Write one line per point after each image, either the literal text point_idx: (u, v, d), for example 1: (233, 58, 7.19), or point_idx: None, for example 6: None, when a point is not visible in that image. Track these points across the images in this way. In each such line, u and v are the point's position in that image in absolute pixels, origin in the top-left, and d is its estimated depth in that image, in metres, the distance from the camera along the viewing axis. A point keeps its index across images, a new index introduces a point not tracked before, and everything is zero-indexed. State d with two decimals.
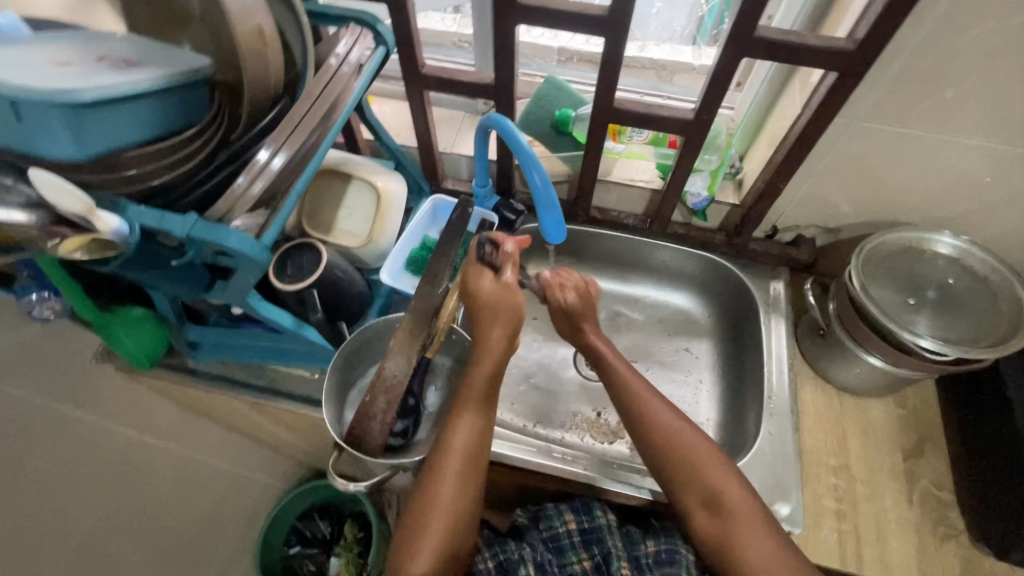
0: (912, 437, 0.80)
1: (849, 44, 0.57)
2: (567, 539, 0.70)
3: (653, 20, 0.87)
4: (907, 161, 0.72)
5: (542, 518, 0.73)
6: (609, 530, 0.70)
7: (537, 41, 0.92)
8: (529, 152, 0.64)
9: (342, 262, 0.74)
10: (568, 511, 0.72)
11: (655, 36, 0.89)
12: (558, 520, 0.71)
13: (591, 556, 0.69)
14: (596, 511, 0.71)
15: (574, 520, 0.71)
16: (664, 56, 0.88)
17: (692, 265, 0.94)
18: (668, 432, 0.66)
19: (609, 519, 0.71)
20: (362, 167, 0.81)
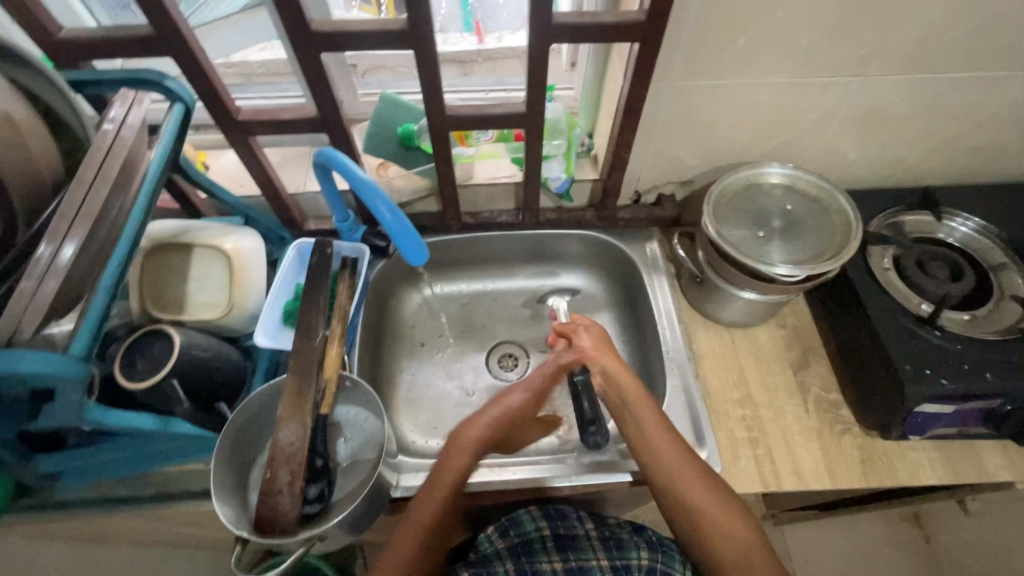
0: (797, 351, 0.88)
1: (639, 15, 0.60)
2: (541, 543, 0.71)
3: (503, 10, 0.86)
4: (726, 108, 0.78)
5: (514, 524, 0.73)
6: (589, 538, 0.72)
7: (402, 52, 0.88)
8: (366, 183, 0.62)
9: (202, 338, 0.68)
10: (542, 517, 0.74)
11: (509, 26, 0.89)
12: (530, 526, 0.73)
13: (564, 559, 0.69)
14: (573, 520, 0.74)
15: (547, 526, 0.73)
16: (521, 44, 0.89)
17: (575, 246, 0.96)
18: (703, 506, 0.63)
19: (587, 527, 0.73)
20: (202, 231, 0.74)
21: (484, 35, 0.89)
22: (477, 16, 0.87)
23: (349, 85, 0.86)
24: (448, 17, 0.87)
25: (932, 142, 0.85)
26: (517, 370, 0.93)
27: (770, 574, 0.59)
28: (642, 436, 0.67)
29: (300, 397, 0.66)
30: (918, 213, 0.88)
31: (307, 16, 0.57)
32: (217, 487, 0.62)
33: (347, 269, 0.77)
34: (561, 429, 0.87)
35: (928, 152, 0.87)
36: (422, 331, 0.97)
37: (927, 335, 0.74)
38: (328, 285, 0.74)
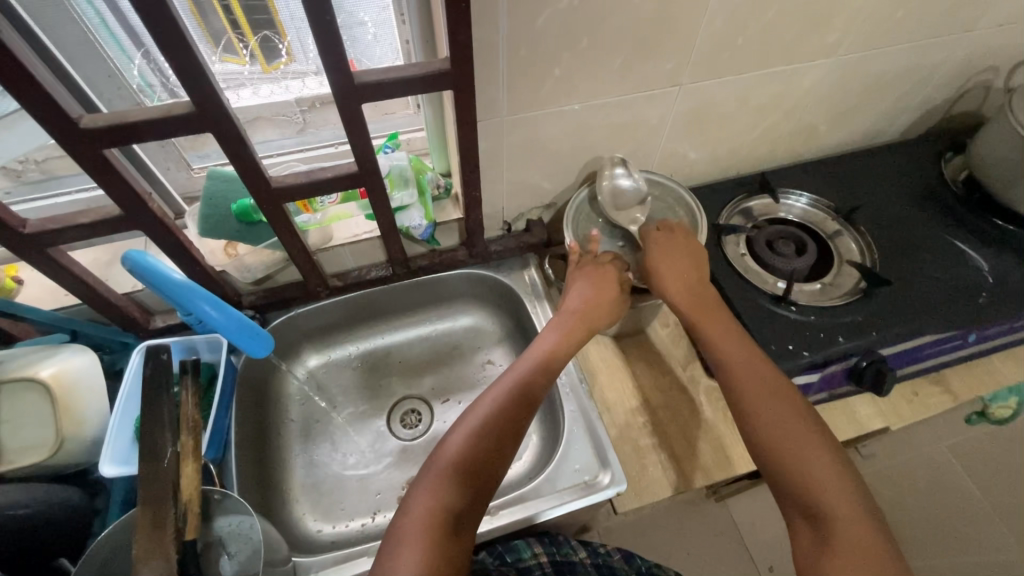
0: (683, 347, 0.91)
1: (444, 63, 0.59)
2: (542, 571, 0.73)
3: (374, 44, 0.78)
4: (565, 131, 0.80)
5: (512, 552, 0.74)
6: (586, 566, 0.77)
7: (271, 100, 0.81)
8: (190, 292, 0.62)
9: (23, 492, 0.58)
10: (537, 544, 0.76)
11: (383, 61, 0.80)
12: (528, 553, 0.74)
13: None
14: (569, 548, 0.78)
15: (545, 553, 0.75)
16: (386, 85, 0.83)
17: (457, 284, 0.95)
18: (784, 443, 0.60)
19: (583, 555, 0.78)
20: (14, 364, 0.64)
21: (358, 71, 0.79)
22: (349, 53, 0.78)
23: (172, 163, 0.79)
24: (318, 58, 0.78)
25: (757, 131, 0.92)
26: (422, 426, 0.90)
27: (862, 528, 0.53)
28: (747, 378, 0.65)
29: (158, 528, 0.58)
30: (760, 196, 0.95)
31: (71, 113, 0.51)
32: None
33: (189, 377, 0.70)
34: None
35: (756, 140, 0.94)
36: (313, 406, 0.90)
37: (785, 312, 0.79)
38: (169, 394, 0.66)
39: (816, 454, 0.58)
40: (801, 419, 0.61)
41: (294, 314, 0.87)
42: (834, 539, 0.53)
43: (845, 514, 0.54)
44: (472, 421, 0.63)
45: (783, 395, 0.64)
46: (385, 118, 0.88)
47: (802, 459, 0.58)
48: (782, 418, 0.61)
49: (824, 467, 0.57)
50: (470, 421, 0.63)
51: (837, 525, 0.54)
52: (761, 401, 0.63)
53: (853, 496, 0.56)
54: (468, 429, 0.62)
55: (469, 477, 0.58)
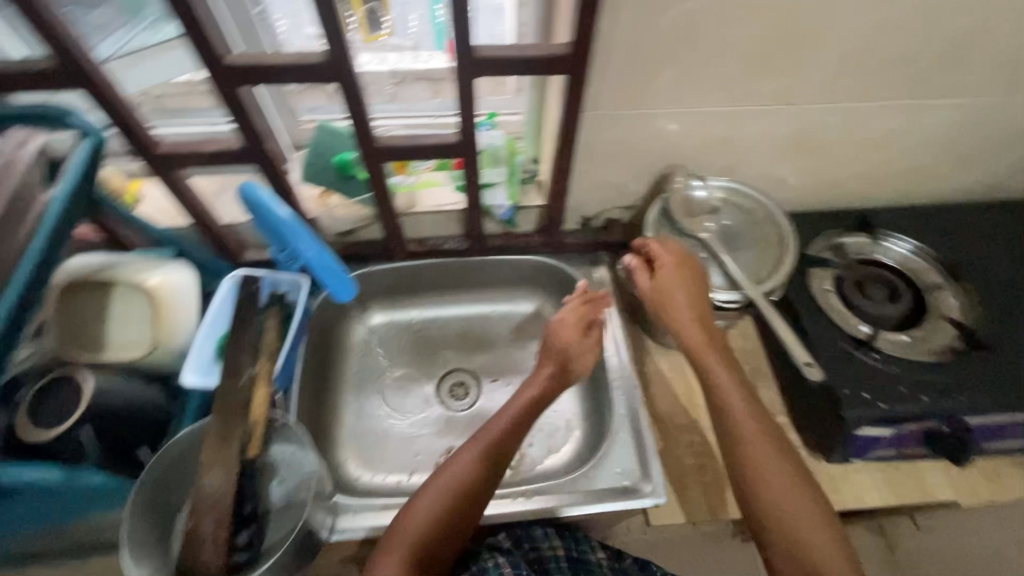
0: (745, 375, 0.88)
1: (564, 48, 0.60)
2: (555, 563, 0.69)
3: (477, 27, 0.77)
4: (665, 135, 0.79)
5: (530, 538, 0.71)
6: (599, 566, 0.72)
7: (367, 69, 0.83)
8: (289, 225, 0.67)
9: (120, 382, 0.64)
10: (557, 536, 0.72)
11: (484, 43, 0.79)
12: (544, 542, 0.71)
13: None
14: (586, 545, 0.73)
15: (562, 546, 0.71)
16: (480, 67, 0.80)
17: (526, 271, 0.94)
18: (781, 500, 0.57)
19: (599, 554, 0.73)
20: (129, 266, 0.70)
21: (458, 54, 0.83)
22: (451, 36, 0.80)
23: (283, 109, 0.83)
24: (419, 34, 0.81)
25: (865, 166, 0.87)
26: (469, 400, 0.91)
27: None
28: (742, 429, 0.62)
29: (226, 440, 0.63)
30: (856, 235, 0.89)
31: (219, 50, 0.56)
32: (128, 541, 0.58)
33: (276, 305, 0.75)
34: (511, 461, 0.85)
35: (862, 175, 0.89)
36: (370, 359, 0.94)
37: (866, 358, 0.75)
38: (257, 320, 0.72)
39: (821, 541, 0.55)
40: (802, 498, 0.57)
41: (370, 270, 0.90)
42: None
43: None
44: (456, 463, 0.64)
45: (776, 447, 0.60)
46: (487, 96, 0.89)
47: (794, 521, 0.56)
48: (778, 474, 0.59)
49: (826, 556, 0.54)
50: (459, 460, 0.64)
51: None
52: (762, 465, 0.59)
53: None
54: (454, 470, 0.63)
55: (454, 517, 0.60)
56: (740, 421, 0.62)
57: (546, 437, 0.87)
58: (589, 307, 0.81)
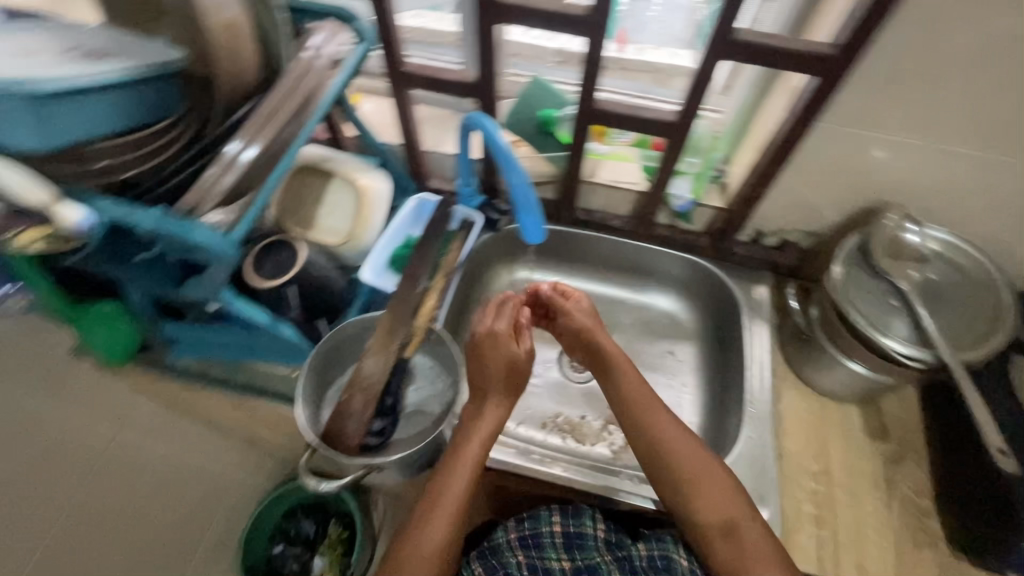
0: (892, 443, 0.80)
1: (831, 48, 0.57)
2: (549, 538, 0.64)
3: (649, 25, 0.86)
4: (890, 165, 0.73)
5: (529, 516, 0.67)
6: (597, 539, 0.64)
7: (535, 43, 0.88)
8: (506, 150, 0.64)
9: (322, 260, 0.73)
10: (556, 512, 0.66)
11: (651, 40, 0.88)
12: (544, 521, 0.66)
13: (572, 558, 0.62)
14: (585, 517, 0.66)
15: (559, 522, 0.65)
16: (659, 60, 0.88)
17: (679, 269, 0.93)
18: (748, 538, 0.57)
19: (598, 525, 0.65)
20: (345, 164, 0.79)
21: (627, 44, 0.89)
22: (626, 24, 0.87)
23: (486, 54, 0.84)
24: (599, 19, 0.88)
25: None
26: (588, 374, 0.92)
27: None
28: (678, 461, 0.61)
29: (389, 335, 0.69)
30: None
31: None
32: (302, 396, 0.67)
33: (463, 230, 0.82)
34: (616, 444, 0.86)
35: None
36: None
37: None
38: (439, 241, 0.78)
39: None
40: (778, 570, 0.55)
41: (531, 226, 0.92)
42: None
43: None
44: (436, 515, 0.57)
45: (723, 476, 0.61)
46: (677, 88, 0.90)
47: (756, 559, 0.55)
48: (736, 500, 0.59)
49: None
50: (433, 516, 0.57)
51: None
52: (713, 499, 0.59)
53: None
54: (440, 522, 0.56)
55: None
56: (677, 453, 0.62)
57: None
58: (524, 343, 0.68)
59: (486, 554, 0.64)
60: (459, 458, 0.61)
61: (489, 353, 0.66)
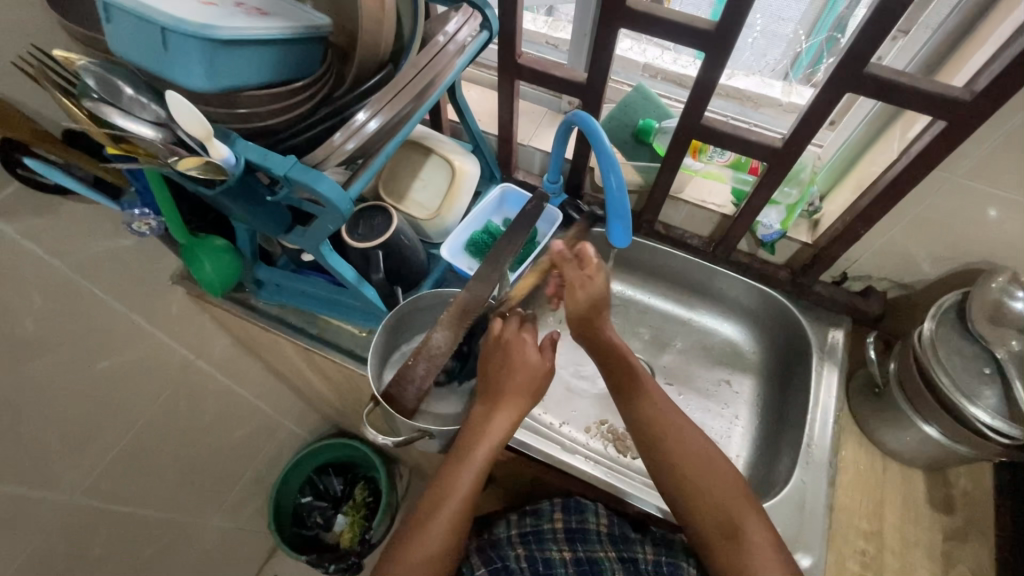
0: (956, 519, 0.76)
1: (965, 94, 0.55)
2: (551, 533, 0.75)
3: (747, 49, 0.89)
4: (1006, 226, 0.69)
5: (534, 512, 0.79)
6: (598, 534, 0.74)
7: (625, 54, 0.92)
8: (610, 154, 0.66)
9: (409, 231, 0.76)
10: (558, 510, 0.77)
11: (744, 66, 0.90)
12: (546, 517, 0.77)
13: (573, 550, 0.72)
14: (587, 514, 0.76)
15: (560, 519, 0.76)
16: (750, 86, 0.88)
17: (750, 298, 0.91)
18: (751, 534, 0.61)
19: (600, 521, 0.75)
20: (442, 144, 0.82)
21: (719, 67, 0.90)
22: None
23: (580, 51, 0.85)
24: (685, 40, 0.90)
25: None
26: None
27: None
28: (675, 454, 0.65)
29: (464, 316, 0.71)
30: None
31: None
32: (373, 354, 0.72)
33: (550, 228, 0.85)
34: None
35: None
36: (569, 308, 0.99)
37: None
38: (527, 232, 0.80)
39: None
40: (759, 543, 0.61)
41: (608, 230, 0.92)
42: None
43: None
44: (437, 514, 0.63)
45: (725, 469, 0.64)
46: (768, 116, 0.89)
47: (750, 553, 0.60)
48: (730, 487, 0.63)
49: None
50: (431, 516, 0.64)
51: None
52: (708, 493, 0.63)
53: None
54: (439, 522, 0.63)
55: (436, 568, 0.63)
56: (678, 443, 0.66)
57: None
58: (547, 360, 0.69)
59: (487, 546, 0.75)
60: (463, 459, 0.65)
61: (515, 365, 0.67)
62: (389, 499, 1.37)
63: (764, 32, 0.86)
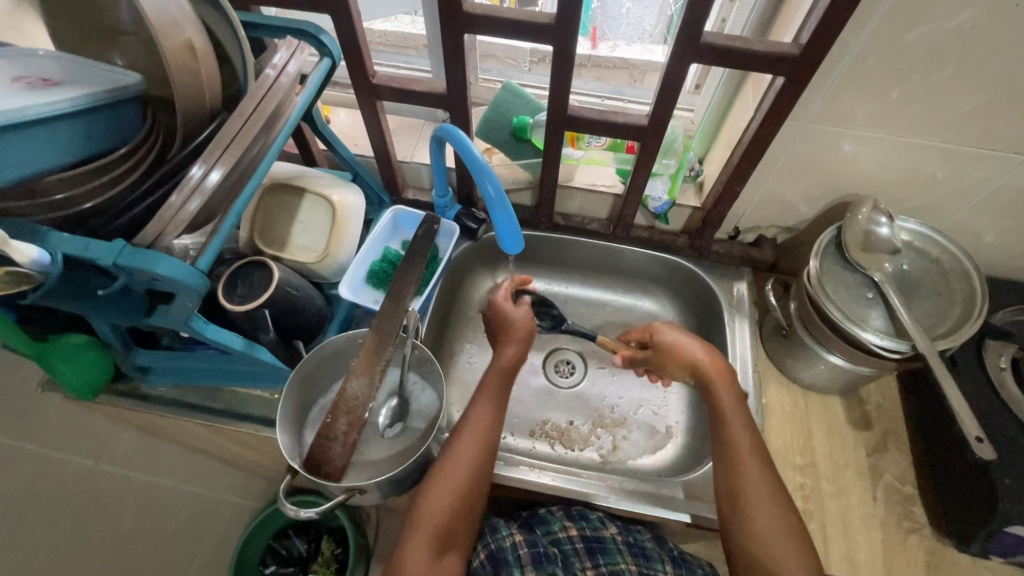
0: (875, 433, 0.82)
1: (794, 48, 0.58)
2: (569, 544, 0.69)
3: (623, 20, 0.87)
4: (859, 160, 0.74)
5: (542, 524, 0.73)
6: (616, 543, 0.69)
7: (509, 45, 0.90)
8: (482, 162, 0.64)
9: (296, 278, 0.72)
10: (567, 519, 0.72)
11: (625, 36, 0.89)
12: (557, 525, 0.72)
13: (595, 564, 0.66)
14: (599, 523, 0.72)
15: (574, 526, 0.71)
16: (634, 56, 0.90)
17: (659, 269, 0.94)
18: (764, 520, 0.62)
19: (613, 530, 0.71)
20: (316, 180, 0.78)
21: (598, 41, 0.91)
22: (596, 23, 0.88)
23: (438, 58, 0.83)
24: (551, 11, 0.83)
25: None
26: (573, 379, 0.92)
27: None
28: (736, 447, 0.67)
29: (375, 356, 0.65)
30: None
31: None
32: (283, 420, 0.67)
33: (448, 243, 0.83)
34: (605, 447, 0.86)
35: None
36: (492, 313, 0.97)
37: None
38: (424, 256, 0.76)
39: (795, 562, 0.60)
40: (774, 506, 0.63)
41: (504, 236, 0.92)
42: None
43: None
44: (441, 482, 0.64)
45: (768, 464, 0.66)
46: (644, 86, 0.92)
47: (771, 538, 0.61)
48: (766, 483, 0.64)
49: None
50: (432, 502, 0.62)
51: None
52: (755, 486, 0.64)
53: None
54: (439, 496, 0.63)
55: (443, 552, 0.61)
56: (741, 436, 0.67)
57: (643, 435, 0.86)
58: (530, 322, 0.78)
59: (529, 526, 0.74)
60: (455, 444, 0.66)
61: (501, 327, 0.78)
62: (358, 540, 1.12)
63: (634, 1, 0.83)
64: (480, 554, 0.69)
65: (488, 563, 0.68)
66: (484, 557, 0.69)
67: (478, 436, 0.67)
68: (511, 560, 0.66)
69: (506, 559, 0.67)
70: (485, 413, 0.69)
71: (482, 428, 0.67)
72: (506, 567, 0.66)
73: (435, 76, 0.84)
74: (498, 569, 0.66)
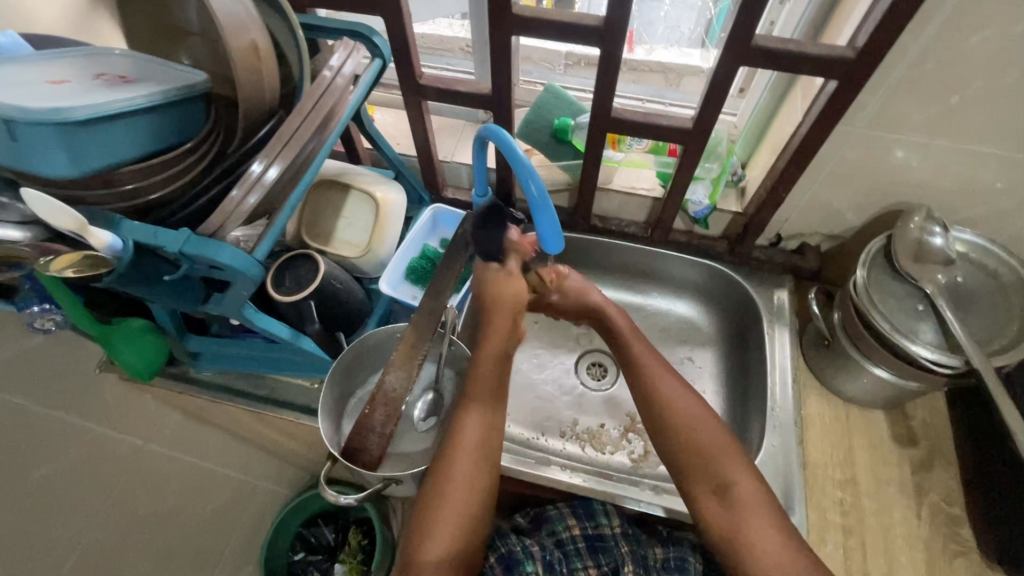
0: (921, 450, 0.79)
1: (848, 52, 0.57)
2: (572, 544, 0.71)
3: (660, 23, 0.87)
4: (914, 169, 0.72)
5: (546, 523, 0.75)
6: (616, 539, 0.71)
7: (546, 48, 0.91)
8: (525, 161, 0.64)
9: (340, 271, 0.74)
10: (571, 516, 0.74)
11: (662, 40, 0.89)
12: (560, 524, 0.73)
13: (597, 564, 0.69)
14: (601, 518, 0.73)
15: (578, 525, 0.73)
16: (672, 60, 0.89)
17: (696, 273, 0.93)
18: (685, 418, 0.65)
19: (613, 524, 0.72)
20: (361, 177, 0.80)
21: (635, 45, 0.90)
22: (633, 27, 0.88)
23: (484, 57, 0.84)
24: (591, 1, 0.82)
25: None
26: (605, 382, 0.91)
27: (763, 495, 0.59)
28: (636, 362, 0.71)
29: (413, 351, 0.66)
30: None
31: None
32: (324, 408, 0.69)
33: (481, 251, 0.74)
34: (636, 452, 0.85)
35: None
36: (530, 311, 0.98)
37: None
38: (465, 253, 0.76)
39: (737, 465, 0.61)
40: (686, 392, 0.67)
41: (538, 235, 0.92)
42: (739, 499, 0.59)
43: (730, 463, 0.61)
44: (440, 511, 0.60)
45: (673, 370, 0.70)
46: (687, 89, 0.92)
47: (706, 443, 0.63)
48: (675, 386, 0.68)
49: (713, 440, 0.63)
50: (435, 535, 0.59)
51: (740, 487, 0.59)
52: (665, 387, 0.68)
53: (793, 545, 0.55)
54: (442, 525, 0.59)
55: None
56: (638, 348, 0.72)
57: None
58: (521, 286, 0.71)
59: (539, 522, 0.76)
60: (451, 468, 0.62)
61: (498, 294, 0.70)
62: (386, 534, 1.13)
63: (673, 3, 0.83)
64: (491, 557, 0.68)
65: (498, 565, 0.67)
66: (495, 559, 0.67)
67: (473, 459, 0.63)
68: (522, 558, 0.66)
69: (519, 559, 0.67)
70: (477, 421, 0.65)
71: (478, 437, 0.64)
72: (519, 565, 0.66)
73: (479, 77, 0.86)
74: (510, 570, 0.66)
